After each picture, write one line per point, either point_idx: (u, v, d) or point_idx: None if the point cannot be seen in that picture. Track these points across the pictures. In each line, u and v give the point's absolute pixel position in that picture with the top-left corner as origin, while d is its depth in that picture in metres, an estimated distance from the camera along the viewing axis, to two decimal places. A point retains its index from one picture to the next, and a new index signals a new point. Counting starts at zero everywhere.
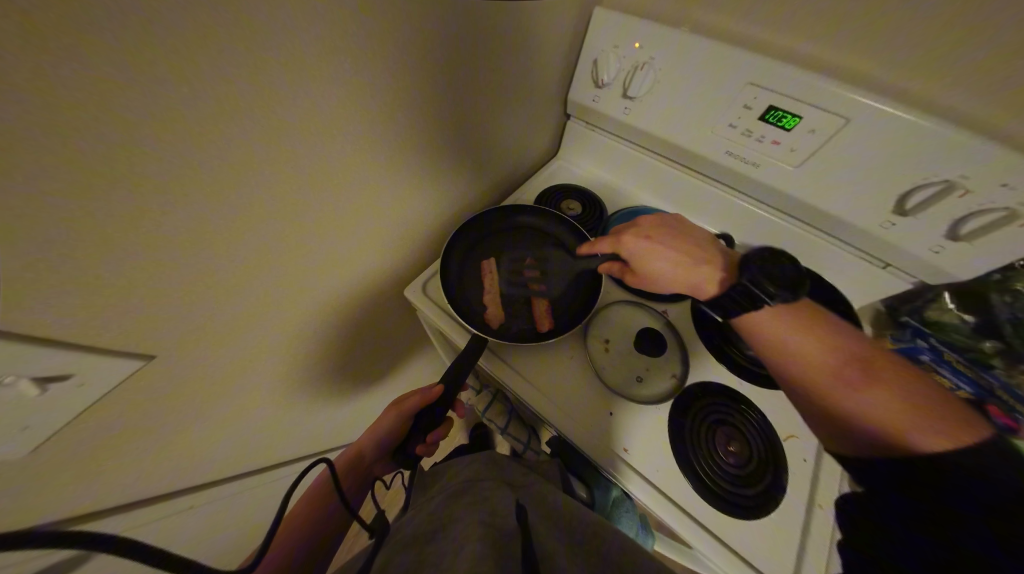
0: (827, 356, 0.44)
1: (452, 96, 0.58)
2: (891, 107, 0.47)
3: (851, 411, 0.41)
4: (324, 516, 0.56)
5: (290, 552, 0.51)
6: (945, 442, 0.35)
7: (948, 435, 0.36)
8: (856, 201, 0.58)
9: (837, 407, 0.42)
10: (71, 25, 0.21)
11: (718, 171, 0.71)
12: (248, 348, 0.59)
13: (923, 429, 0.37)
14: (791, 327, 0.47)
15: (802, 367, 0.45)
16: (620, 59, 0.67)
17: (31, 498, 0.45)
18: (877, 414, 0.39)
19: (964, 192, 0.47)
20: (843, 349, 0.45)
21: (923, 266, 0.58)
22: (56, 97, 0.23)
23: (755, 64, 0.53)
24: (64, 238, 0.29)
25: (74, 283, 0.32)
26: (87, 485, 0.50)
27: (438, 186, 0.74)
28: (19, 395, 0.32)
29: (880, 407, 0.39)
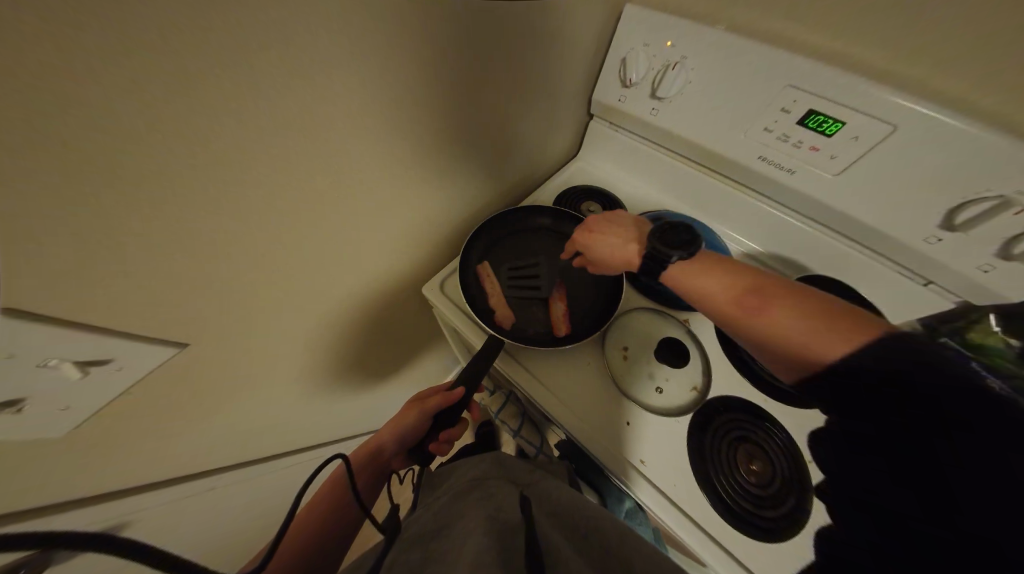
0: (729, 291, 0.46)
1: (475, 93, 0.57)
2: (945, 115, 0.44)
3: (773, 336, 0.41)
4: (341, 509, 0.58)
5: (308, 542, 0.53)
6: (847, 348, 0.36)
7: (849, 340, 0.37)
8: (898, 214, 0.55)
9: (761, 338, 0.43)
10: (101, 17, 0.21)
11: (749, 176, 0.68)
12: (268, 338, 0.61)
13: (827, 340, 0.38)
14: (705, 272, 0.49)
15: (722, 307, 0.47)
16: (650, 58, 0.65)
17: (70, 472, 0.48)
18: (796, 335, 0.39)
19: (1022, 209, 0.44)
20: (738, 280, 0.47)
21: (968, 284, 0.55)
22: (89, 91, 0.23)
23: (795, 66, 0.51)
24: (98, 225, 0.30)
25: (108, 271, 0.33)
26: (116, 461, 0.53)
27: (457, 184, 0.74)
28: (61, 377, 0.34)
29: (790, 330, 0.40)
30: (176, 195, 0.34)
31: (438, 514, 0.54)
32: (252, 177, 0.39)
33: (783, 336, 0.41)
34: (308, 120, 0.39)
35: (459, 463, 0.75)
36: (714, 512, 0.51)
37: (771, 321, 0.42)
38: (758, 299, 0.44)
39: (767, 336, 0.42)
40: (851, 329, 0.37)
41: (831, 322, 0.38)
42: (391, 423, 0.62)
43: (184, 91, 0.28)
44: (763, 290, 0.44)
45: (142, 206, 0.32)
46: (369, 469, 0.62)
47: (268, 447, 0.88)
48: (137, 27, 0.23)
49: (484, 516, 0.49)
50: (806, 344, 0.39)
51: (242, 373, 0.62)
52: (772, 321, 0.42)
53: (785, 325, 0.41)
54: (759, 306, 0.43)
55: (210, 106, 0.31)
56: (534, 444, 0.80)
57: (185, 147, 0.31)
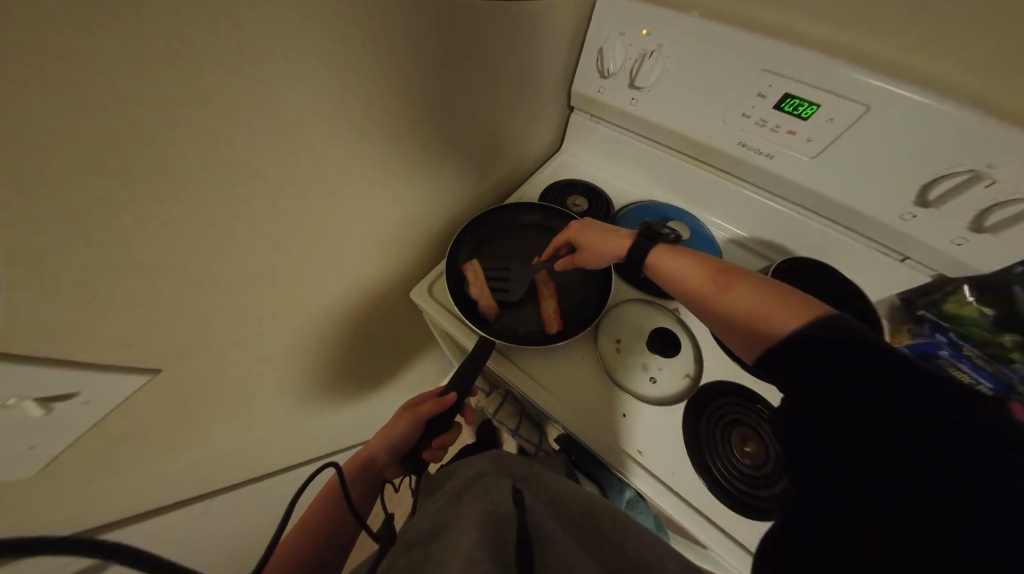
0: (702, 272, 0.51)
1: (453, 92, 0.56)
2: (916, 93, 0.45)
3: (737, 311, 0.45)
4: (334, 521, 0.56)
5: (299, 557, 0.51)
6: (800, 321, 0.40)
7: (802, 316, 0.41)
8: (874, 192, 0.56)
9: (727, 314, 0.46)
10: (50, 37, 0.20)
11: (729, 163, 0.69)
12: (251, 355, 0.58)
13: (783, 314, 0.42)
14: (680, 257, 0.54)
15: (694, 286, 0.51)
16: (626, 47, 0.64)
17: (43, 512, 0.45)
18: (761, 312, 0.43)
19: (992, 181, 0.45)
20: (709, 263, 0.51)
21: (943, 258, 0.56)
22: (40, 115, 0.21)
23: (769, 49, 0.51)
24: (61, 252, 0.27)
25: (72, 303, 0.31)
26: (95, 495, 0.50)
27: (440, 185, 0.72)
28: (24, 418, 0.31)
29: (752, 305, 0.44)
30: (146, 214, 0.31)
31: (435, 516, 0.54)
32: (227, 191, 0.37)
33: (750, 313, 0.44)
34: (282, 127, 0.37)
35: (456, 465, 0.74)
36: (709, 493, 0.52)
37: (741, 301, 0.45)
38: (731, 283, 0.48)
39: (736, 315, 0.45)
40: (804, 308, 0.42)
41: (792, 305, 0.42)
42: (381, 433, 0.61)
43: (147, 103, 0.26)
44: (734, 276, 0.48)
45: (107, 228, 0.29)
46: (363, 478, 0.60)
47: (261, 465, 0.85)
48: (93, 34, 0.21)
49: (479, 511, 0.48)
50: (770, 323, 0.42)
51: (228, 394, 0.59)
52: (742, 301, 0.45)
53: (752, 305, 0.44)
54: (730, 288, 0.47)
55: (179, 118, 0.29)
56: (533, 442, 0.80)
57: (149, 166, 0.29)
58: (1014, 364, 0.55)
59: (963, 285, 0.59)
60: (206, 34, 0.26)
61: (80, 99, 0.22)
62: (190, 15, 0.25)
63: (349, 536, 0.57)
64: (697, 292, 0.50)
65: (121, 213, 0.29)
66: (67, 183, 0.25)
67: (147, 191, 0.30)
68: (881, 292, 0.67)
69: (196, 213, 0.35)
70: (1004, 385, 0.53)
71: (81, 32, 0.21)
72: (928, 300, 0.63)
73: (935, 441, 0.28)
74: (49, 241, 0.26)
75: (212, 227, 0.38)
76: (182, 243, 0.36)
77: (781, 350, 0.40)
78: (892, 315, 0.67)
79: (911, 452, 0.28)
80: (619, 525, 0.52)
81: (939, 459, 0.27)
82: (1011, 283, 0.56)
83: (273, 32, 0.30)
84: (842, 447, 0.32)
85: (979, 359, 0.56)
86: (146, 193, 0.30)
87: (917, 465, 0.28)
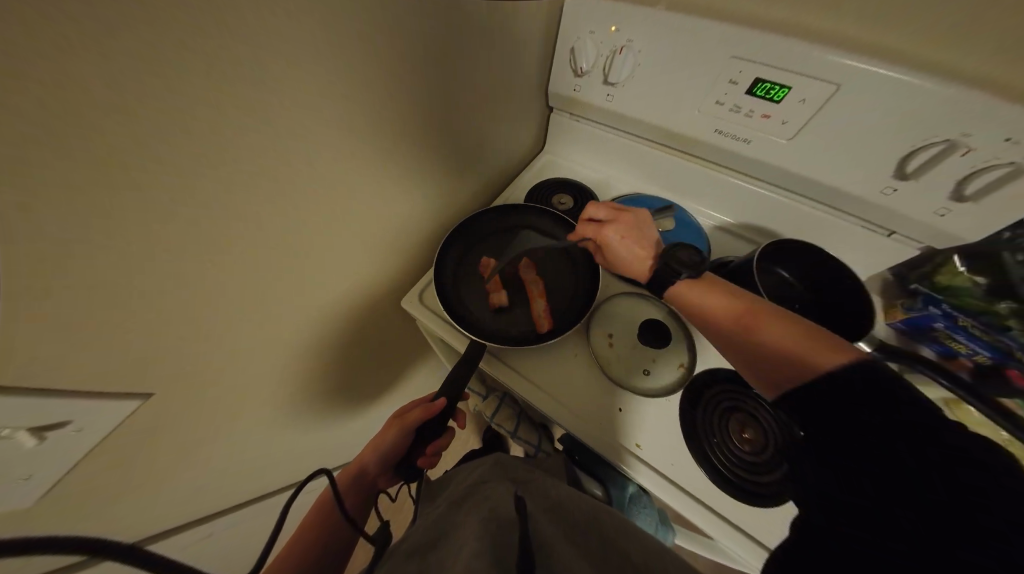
0: (731, 302, 0.49)
1: (431, 102, 0.56)
2: (883, 68, 0.45)
3: (772, 342, 0.44)
4: (328, 530, 0.57)
5: (293, 565, 0.51)
6: (841, 358, 0.39)
7: (841, 353, 0.40)
8: (853, 170, 0.56)
9: (760, 342, 0.45)
10: (34, 88, 0.20)
11: (709, 150, 0.69)
12: (245, 371, 0.59)
13: (821, 351, 0.41)
14: (710, 285, 0.52)
15: (723, 313, 0.49)
16: (598, 45, 0.65)
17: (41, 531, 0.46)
18: (788, 347, 0.42)
19: (967, 150, 0.45)
20: (737, 293, 0.50)
21: (928, 230, 0.56)
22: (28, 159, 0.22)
23: (736, 36, 0.51)
24: (49, 280, 0.28)
25: (65, 332, 0.32)
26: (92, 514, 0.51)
27: (425, 193, 0.73)
28: (18, 446, 0.32)
29: (786, 337, 0.43)
30: (132, 238, 0.32)
31: (434, 524, 0.54)
32: (218, 215, 0.38)
33: (774, 347, 0.43)
34: (259, 147, 0.38)
35: (455, 472, 0.74)
36: (711, 484, 0.51)
37: (764, 335, 0.44)
38: (751, 316, 0.46)
39: (758, 348, 0.44)
40: (839, 346, 0.41)
41: (820, 341, 0.42)
42: (371, 443, 0.61)
43: (132, 132, 0.27)
44: (755, 309, 0.47)
45: (95, 254, 0.30)
46: (355, 488, 0.61)
47: (261, 480, 0.85)
48: (79, 70, 0.22)
49: (478, 520, 0.48)
50: (796, 358, 0.41)
51: (222, 412, 0.60)
52: (766, 335, 0.44)
53: (777, 340, 0.44)
54: (754, 320, 0.46)
55: (164, 143, 0.29)
56: (533, 444, 0.79)
57: (135, 198, 0.30)
58: (1011, 332, 0.53)
59: (953, 256, 0.58)
60: (183, 69, 0.27)
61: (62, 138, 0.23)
62: (168, 56, 0.26)
63: (345, 544, 0.57)
64: (716, 323, 0.49)
65: (104, 242, 0.30)
66: (57, 218, 0.26)
67: (133, 216, 0.31)
68: (871, 269, 0.67)
69: (182, 236, 0.36)
70: (1001, 354, 0.53)
71: (68, 69, 0.21)
72: (919, 273, 0.63)
73: (922, 454, 0.30)
74: (40, 275, 0.27)
75: (200, 248, 0.39)
76: (169, 266, 0.37)
77: (820, 385, 0.38)
78: (885, 291, 0.68)
79: (909, 462, 0.30)
80: (619, 533, 0.52)
81: (927, 471, 0.29)
82: (999, 250, 0.55)
83: (248, 61, 0.31)
84: (848, 459, 0.33)
85: (976, 329, 0.55)
86: (131, 222, 0.31)
87: (914, 475, 0.29)
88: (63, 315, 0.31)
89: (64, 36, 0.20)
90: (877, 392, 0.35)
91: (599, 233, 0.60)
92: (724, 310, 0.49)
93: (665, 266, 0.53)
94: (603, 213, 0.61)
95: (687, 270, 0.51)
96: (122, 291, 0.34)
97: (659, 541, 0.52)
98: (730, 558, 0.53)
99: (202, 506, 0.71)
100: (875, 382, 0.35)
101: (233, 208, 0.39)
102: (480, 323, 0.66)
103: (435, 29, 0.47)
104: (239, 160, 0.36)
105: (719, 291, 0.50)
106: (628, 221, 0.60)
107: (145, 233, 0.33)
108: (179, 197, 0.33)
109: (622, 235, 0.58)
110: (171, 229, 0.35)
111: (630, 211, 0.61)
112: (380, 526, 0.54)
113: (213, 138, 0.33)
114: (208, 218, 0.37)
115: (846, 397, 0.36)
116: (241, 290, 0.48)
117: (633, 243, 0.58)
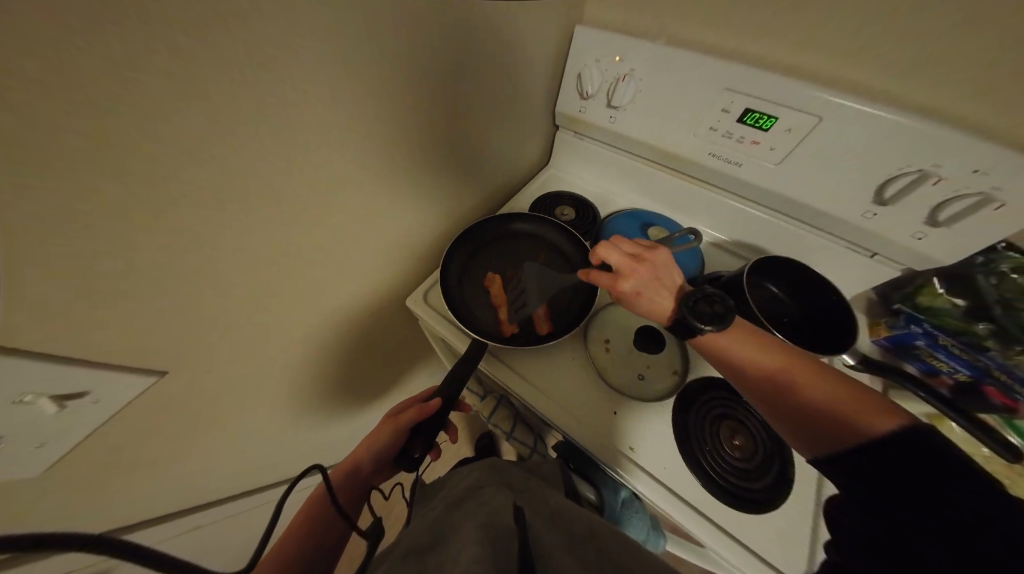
0: (766, 353, 0.47)
1: (442, 111, 0.61)
2: (858, 104, 0.50)
3: (810, 400, 0.43)
4: (323, 525, 0.56)
5: (288, 559, 0.51)
6: (881, 422, 0.40)
7: (879, 416, 0.40)
8: (837, 195, 0.60)
9: (797, 398, 0.44)
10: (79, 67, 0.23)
11: (704, 172, 0.73)
12: (253, 361, 0.60)
13: (862, 413, 0.41)
14: (742, 332, 0.50)
15: (756, 365, 0.47)
16: (602, 71, 0.70)
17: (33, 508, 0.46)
18: (830, 409, 0.42)
19: (939, 179, 0.49)
20: (771, 345, 0.48)
21: (908, 252, 0.60)
22: (71, 129, 0.25)
23: (728, 71, 0.56)
24: (82, 247, 0.30)
25: (88, 301, 0.34)
26: (85, 497, 0.51)
27: (434, 198, 0.76)
28: (32, 411, 0.34)
29: (827, 396, 0.43)
30: (160, 213, 0.34)
31: (429, 527, 0.54)
32: (236, 201, 0.41)
33: (818, 410, 0.43)
34: (281, 142, 0.41)
35: (450, 475, 0.74)
36: (703, 490, 0.52)
37: (806, 395, 0.44)
38: (789, 375, 0.46)
39: (800, 409, 0.44)
40: (877, 404, 0.42)
41: (856, 400, 0.42)
42: (365, 442, 0.61)
43: (165, 114, 0.30)
44: (793, 365, 0.46)
45: (121, 229, 0.32)
46: (347, 486, 0.61)
47: (257, 478, 0.85)
48: (116, 63, 0.25)
49: (475, 525, 0.48)
50: (838, 421, 0.41)
51: (227, 403, 0.61)
52: (807, 396, 0.44)
53: (817, 399, 0.43)
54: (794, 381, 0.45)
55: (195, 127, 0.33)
56: (528, 446, 0.80)
57: (164, 179, 0.33)
58: (990, 352, 0.56)
59: (932, 278, 0.62)
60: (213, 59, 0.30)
61: (100, 113, 0.26)
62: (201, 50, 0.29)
63: (338, 540, 0.57)
64: (750, 381, 0.47)
65: (130, 217, 0.32)
66: (90, 189, 0.28)
67: (164, 196, 0.34)
68: (856, 287, 0.71)
69: (203, 219, 0.38)
70: (979, 371, 0.55)
71: (115, 49, 0.24)
72: (901, 293, 0.66)
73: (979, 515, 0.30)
74: (67, 244, 0.29)
75: (219, 233, 0.41)
76: (189, 247, 0.39)
77: (857, 448, 0.39)
78: (870, 309, 0.71)
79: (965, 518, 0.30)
80: (611, 544, 0.52)
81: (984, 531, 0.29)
82: (973, 272, 0.59)
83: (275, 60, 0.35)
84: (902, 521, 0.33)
85: (956, 348, 0.58)
86: (159, 201, 0.33)
87: (968, 528, 0.30)
88: (94, 282, 0.33)
89: (121, 19, 0.24)
90: (921, 454, 0.35)
91: (612, 284, 0.56)
92: (763, 369, 0.47)
93: (684, 318, 0.50)
94: (619, 261, 0.56)
95: (710, 325, 0.48)
96: (146, 268, 0.36)
97: (655, 556, 0.52)
98: (722, 566, 0.53)
99: (191, 498, 0.70)
100: (921, 446, 0.36)
101: (252, 196, 0.42)
102: (482, 326, 0.69)
103: (448, 45, 0.52)
104: (259, 150, 0.39)
105: (753, 341, 0.48)
106: (644, 270, 0.55)
107: (170, 212, 0.35)
108: (202, 180, 0.36)
109: (638, 288, 0.55)
110: (194, 212, 0.37)
111: (648, 258, 0.57)
112: (374, 521, 0.54)
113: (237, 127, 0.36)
114: (227, 203, 0.40)
115: (899, 465, 0.36)
116: (254, 278, 0.50)
117: (651, 295, 0.55)
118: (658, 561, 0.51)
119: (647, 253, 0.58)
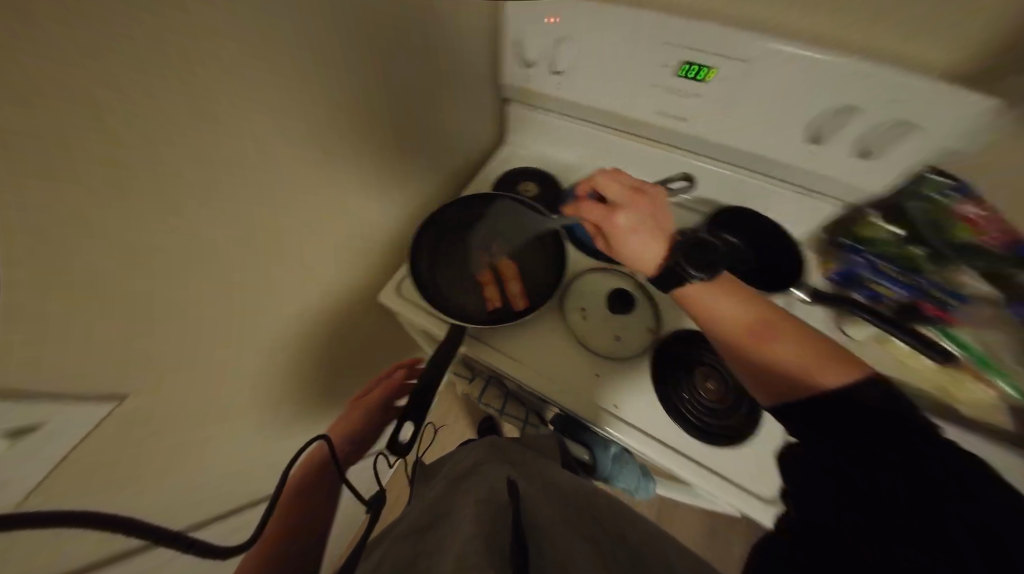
0: (739, 313, 0.46)
1: (385, 94, 0.58)
2: (785, 44, 0.51)
3: (766, 357, 0.42)
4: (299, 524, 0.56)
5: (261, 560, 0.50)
6: (839, 379, 0.37)
7: (843, 373, 0.37)
8: (776, 138, 0.62)
9: (756, 353, 0.43)
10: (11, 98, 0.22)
11: (655, 131, 0.74)
12: (223, 377, 0.58)
13: (825, 370, 0.38)
14: (724, 290, 0.48)
15: (728, 323, 0.46)
16: (542, 35, 0.68)
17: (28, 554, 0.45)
18: (787, 364, 0.40)
19: (861, 112, 0.52)
20: (752, 305, 0.46)
21: (844, 187, 0.63)
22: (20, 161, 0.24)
23: (662, 24, 0.57)
24: (50, 288, 0.30)
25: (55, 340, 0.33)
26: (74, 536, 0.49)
27: (388, 187, 0.74)
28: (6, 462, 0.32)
29: (790, 353, 0.41)
30: (111, 237, 0.33)
31: (429, 507, 0.55)
32: (182, 212, 0.39)
33: (775, 362, 0.41)
34: (217, 145, 0.39)
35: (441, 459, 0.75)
36: (685, 433, 0.56)
37: (771, 347, 0.42)
38: (761, 335, 0.43)
39: (760, 359, 0.43)
40: (845, 366, 0.38)
41: (830, 357, 0.39)
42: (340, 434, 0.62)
43: (92, 131, 0.28)
44: (766, 319, 0.44)
45: (88, 264, 0.32)
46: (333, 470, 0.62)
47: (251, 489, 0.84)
48: (42, 84, 0.23)
49: (475, 501, 0.50)
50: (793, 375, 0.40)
51: (212, 419, 0.60)
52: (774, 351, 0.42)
53: (776, 355, 0.41)
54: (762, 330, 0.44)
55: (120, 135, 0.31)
56: (520, 420, 0.83)
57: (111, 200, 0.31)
58: (923, 273, 0.61)
59: (868, 211, 0.66)
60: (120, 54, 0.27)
61: (46, 142, 0.25)
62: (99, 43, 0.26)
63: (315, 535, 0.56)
64: (718, 335, 0.47)
65: (83, 246, 0.31)
66: (42, 221, 0.27)
67: (119, 219, 0.33)
68: (805, 227, 0.75)
69: (150, 235, 0.37)
70: (917, 291, 0.61)
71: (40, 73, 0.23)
72: (845, 227, 0.70)
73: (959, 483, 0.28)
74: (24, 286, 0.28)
75: (168, 249, 0.39)
76: (145, 268, 0.37)
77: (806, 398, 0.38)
78: (819, 247, 0.76)
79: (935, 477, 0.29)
80: (608, 509, 0.56)
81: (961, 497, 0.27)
82: (905, 200, 0.61)
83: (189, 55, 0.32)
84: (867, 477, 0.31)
85: (894, 273, 0.63)
86: (102, 224, 0.32)
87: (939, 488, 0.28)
88: (84, 304, 0.33)
89: (49, 36, 0.22)
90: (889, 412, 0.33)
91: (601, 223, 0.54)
92: (736, 328, 0.45)
93: (677, 267, 0.48)
94: (618, 193, 0.55)
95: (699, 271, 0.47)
96: (102, 300, 0.35)
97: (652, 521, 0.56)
98: (711, 500, 0.58)
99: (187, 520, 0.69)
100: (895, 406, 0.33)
101: (194, 206, 0.40)
102: (459, 309, 0.68)
103: (377, 21, 0.49)
104: (193, 154, 0.37)
105: (730, 299, 0.47)
106: (644, 203, 0.54)
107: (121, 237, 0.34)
108: (145, 193, 0.34)
109: (632, 221, 0.52)
110: (139, 225, 0.35)
111: (646, 195, 0.55)
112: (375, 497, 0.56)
113: (164, 133, 0.33)
114: (174, 215, 0.38)
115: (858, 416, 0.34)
116: (209, 293, 0.48)
117: (641, 232, 0.51)
118: (658, 528, 0.54)
119: (646, 190, 0.56)
